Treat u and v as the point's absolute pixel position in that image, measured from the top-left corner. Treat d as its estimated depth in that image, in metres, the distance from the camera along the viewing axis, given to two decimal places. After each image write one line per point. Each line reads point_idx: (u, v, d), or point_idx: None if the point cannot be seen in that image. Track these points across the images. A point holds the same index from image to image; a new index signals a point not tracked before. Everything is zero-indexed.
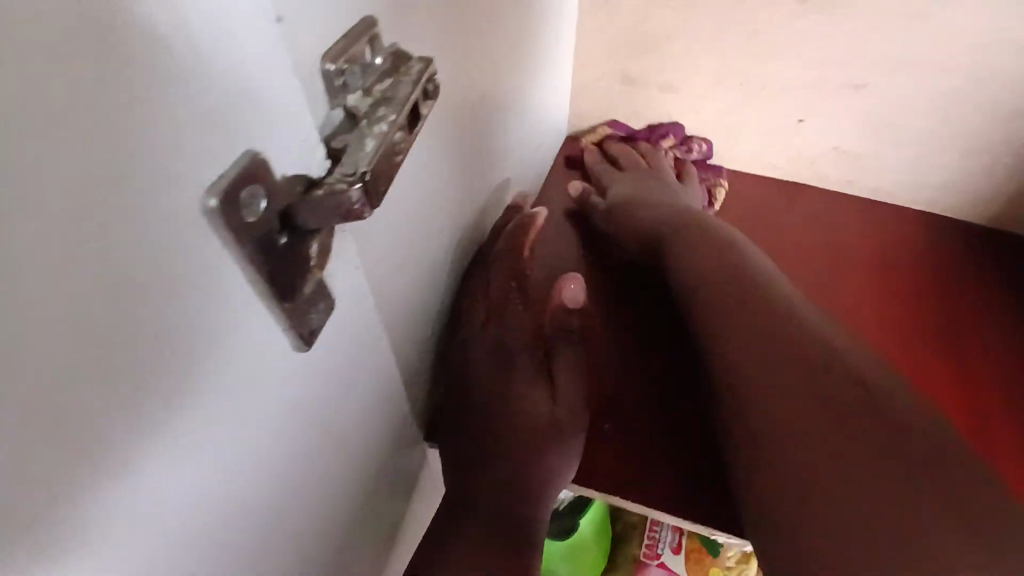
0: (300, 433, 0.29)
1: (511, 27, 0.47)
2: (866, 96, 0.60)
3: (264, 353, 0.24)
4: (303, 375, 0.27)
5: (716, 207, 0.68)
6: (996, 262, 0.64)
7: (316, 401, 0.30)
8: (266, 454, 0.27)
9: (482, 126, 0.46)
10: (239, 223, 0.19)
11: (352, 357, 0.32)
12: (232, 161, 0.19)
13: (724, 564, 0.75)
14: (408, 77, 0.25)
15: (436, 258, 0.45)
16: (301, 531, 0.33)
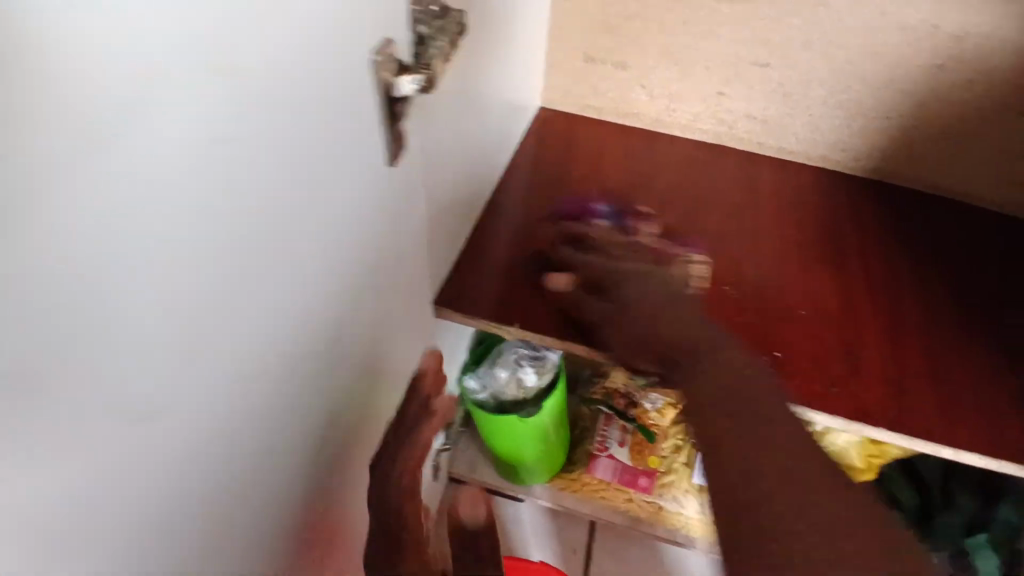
0: (362, 243, 0.48)
1: (499, 10, 0.65)
2: (770, 73, 0.79)
3: (344, 170, 0.42)
4: (372, 205, 0.47)
5: (656, 160, 0.85)
6: (869, 204, 0.83)
7: (375, 222, 0.49)
8: (351, 249, 0.46)
9: (474, 76, 0.63)
10: (375, 70, 0.40)
11: (390, 203, 0.50)
12: (375, 41, 0.39)
13: (661, 453, 0.92)
14: (450, 19, 0.42)
15: (444, 169, 0.61)
16: (341, 326, 0.48)
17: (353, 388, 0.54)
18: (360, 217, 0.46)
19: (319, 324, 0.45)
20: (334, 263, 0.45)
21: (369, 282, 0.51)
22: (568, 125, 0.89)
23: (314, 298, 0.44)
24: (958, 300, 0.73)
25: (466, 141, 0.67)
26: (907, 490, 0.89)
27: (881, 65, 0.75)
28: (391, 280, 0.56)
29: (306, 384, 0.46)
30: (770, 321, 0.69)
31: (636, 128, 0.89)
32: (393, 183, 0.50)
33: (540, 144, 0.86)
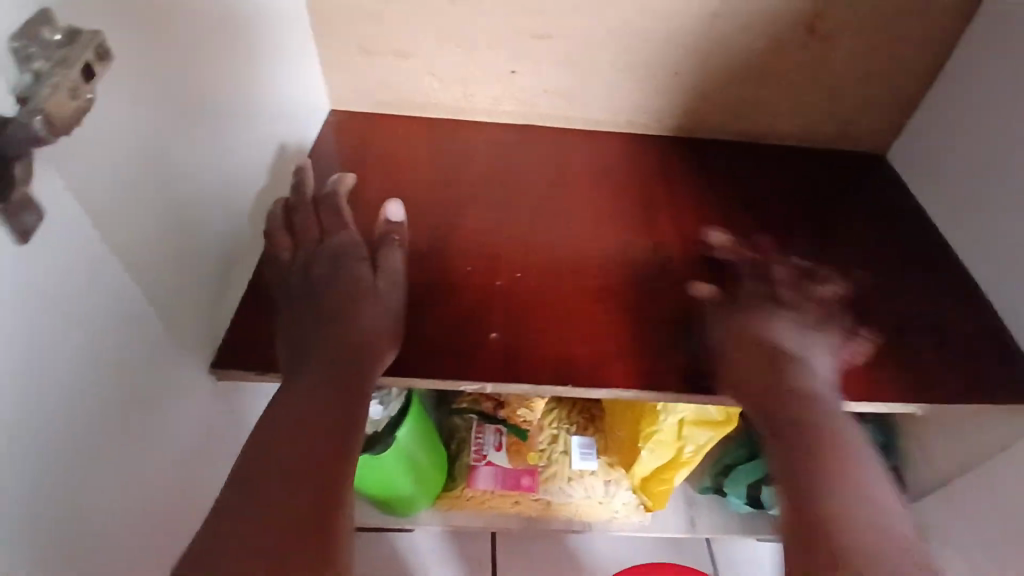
0: (59, 343, 0.37)
1: (235, 23, 0.57)
2: (553, 43, 0.76)
3: None
4: (49, 299, 0.36)
5: (464, 148, 0.81)
6: (680, 160, 0.84)
7: (75, 314, 0.38)
8: (29, 366, 0.35)
9: (221, 103, 0.56)
10: None
11: (91, 282, 0.39)
12: None
13: (539, 447, 0.89)
14: (79, 44, 0.33)
15: (203, 215, 0.53)
16: (69, 436, 0.39)
17: (123, 493, 0.45)
18: (70, 304, 0.38)
19: (29, 452, 0.36)
20: (12, 369, 0.34)
21: (107, 365, 0.42)
22: (366, 125, 0.82)
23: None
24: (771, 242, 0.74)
25: (235, 173, 0.59)
26: None
27: (657, 20, 0.74)
28: (149, 354, 0.47)
29: (27, 520, 0.37)
30: (593, 301, 0.66)
31: (439, 118, 0.84)
32: (115, 252, 0.42)
33: (335, 151, 0.79)
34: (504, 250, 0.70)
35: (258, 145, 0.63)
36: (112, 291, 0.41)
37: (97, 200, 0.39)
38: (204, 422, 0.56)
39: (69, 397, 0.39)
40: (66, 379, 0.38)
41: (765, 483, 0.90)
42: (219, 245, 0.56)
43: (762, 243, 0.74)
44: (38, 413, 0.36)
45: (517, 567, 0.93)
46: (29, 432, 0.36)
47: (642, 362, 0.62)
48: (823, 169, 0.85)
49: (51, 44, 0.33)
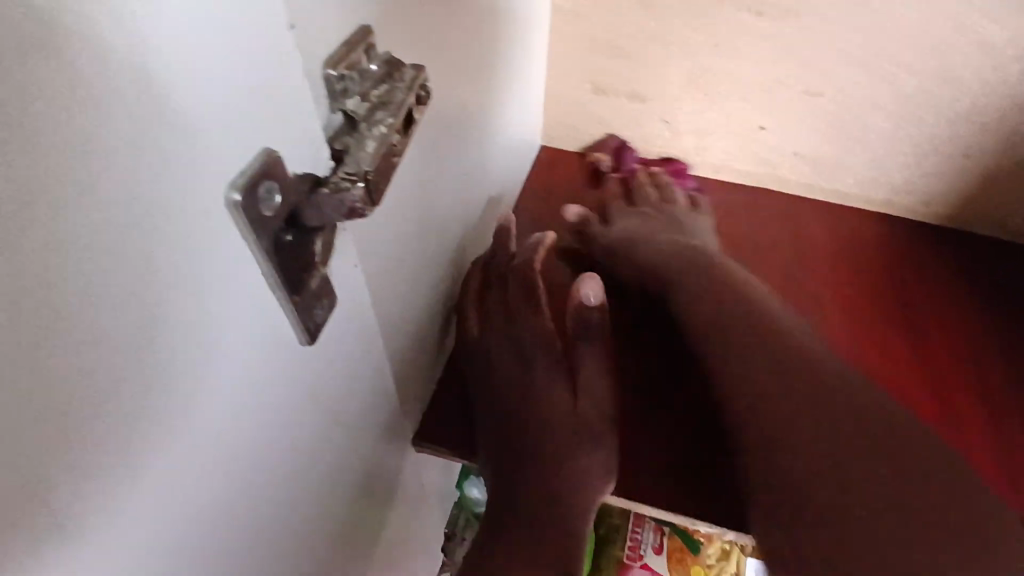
0: (304, 435, 0.30)
1: (496, 50, 0.50)
2: (821, 103, 0.64)
3: (270, 348, 0.25)
4: (309, 390, 0.29)
5: (689, 209, 0.70)
6: (952, 256, 0.68)
7: (326, 397, 0.31)
8: (276, 465, 0.29)
9: (473, 138, 0.49)
10: (256, 215, 0.21)
11: (347, 360, 0.33)
12: (251, 158, 0.20)
13: (706, 562, 0.76)
14: (402, 83, 0.26)
15: (434, 267, 0.46)
16: (290, 548, 0.32)
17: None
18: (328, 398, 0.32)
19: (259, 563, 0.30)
20: (262, 480, 0.28)
21: (339, 454, 0.36)
22: (580, 169, 0.74)
23: (243, 539, 0.27)
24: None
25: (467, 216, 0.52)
26: None
27: (963, 93, 0.60)
28: (368, 435, 0.40)
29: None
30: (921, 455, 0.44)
31: (659, 169, 0.74)
32: (373, 326, 0.35)
33: (546, 194, 0.71)
34: None
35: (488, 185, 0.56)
36: (362, 366, 0.35)
37: (373, 259, 0.33)
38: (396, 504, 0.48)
39: (303, 491, 0.32)
40: (305, 481, 0.32)
41: None
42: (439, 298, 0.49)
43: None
44: (275, 516, 0.30)
45: None
46: (263, 551, 0.30)
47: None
48: None
49: (370, 75, 0.26)
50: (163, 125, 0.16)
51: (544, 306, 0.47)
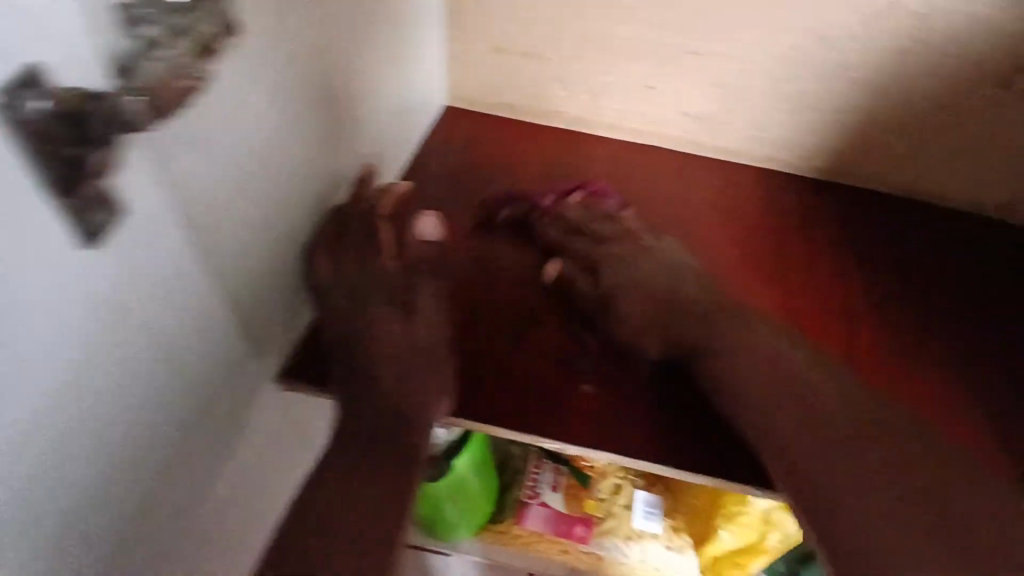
0: (114, 340, 0.35)
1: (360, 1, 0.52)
2: (704, 62, 0.67)
3: (44, 249, 0.29)
4: (110, 297, 0.34)
5: (582, 167, 0.72)
6: (828, 209, 0.72)
7: (139, 312, 0.36)
8: (81, 363, 0.33)
9: (324, 83, 0.49)
10: (20, 115, 0.26)
11: (165, 280, 0.37)
12: (13, 67, 0.26)
13: (598, 496, 0.82)
14: (200, 18, 0.33)
15: (284, 208, 0.48)
16: (100, 452, 0.36)
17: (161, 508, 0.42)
18: (130, 306, 0.35)
19: (65, 453, 0.33)
20: (61, 375, 0.32)
21: (162, 371, 0.39)
22: (480, 127, 0.75)
23: (42, 422, 0.32)
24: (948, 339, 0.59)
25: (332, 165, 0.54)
26: None
27: (831, 50, 0.64)
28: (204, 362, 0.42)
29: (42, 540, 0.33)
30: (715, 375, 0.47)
31: (558, 128, 0.76)
32: (190, 256, 0.39)
33: (444, 153, 0.72)
34: None
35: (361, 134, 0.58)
36: (181, 290, 0.39)
37: (184, 189, 0.37)
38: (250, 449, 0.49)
39: (121, 398, 0.36)
40: (121, 389, 0.36)
41: None
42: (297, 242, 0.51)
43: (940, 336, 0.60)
44: (83, 413, 0.34)
45: None
46: (63, 442, 0.33)
47: (771, 480, 0.49)
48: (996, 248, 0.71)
49: (165, 10, 0.31)
50: None
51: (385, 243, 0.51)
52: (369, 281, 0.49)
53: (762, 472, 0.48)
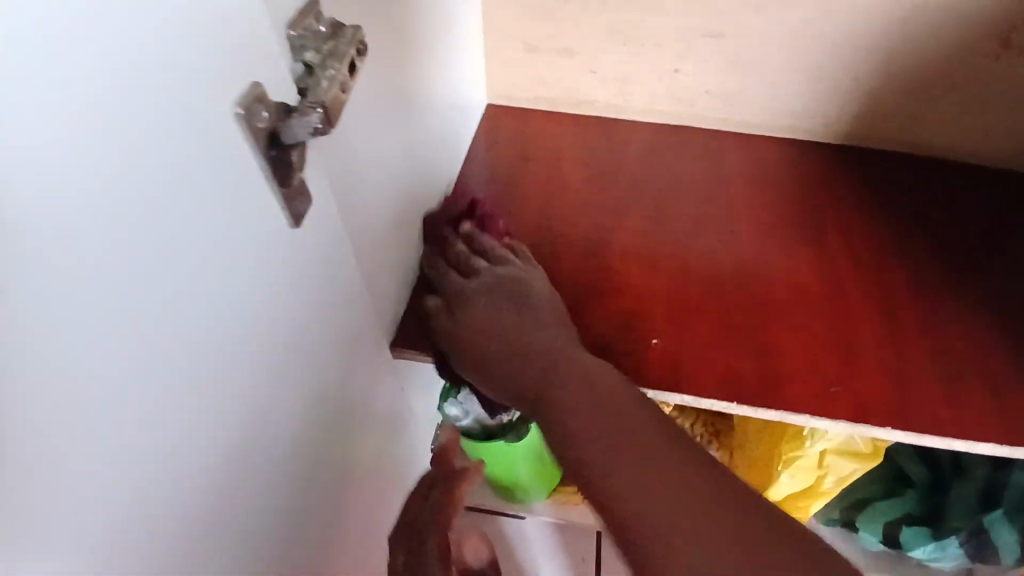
0: (295, 311, 0.42)
1: (427, 21, 0.59)
2: (724, 44, 0.73)
3: (264, 228, 0.36)
4: (294, 270, 0.40)
5: (619, 147, 0.79)
6: (848, 168, 0.78)
7: (302, 289, 0.42)
8: (278, 328, 0.40)
9: (407, 90, 0.57)
10: (251, 126, 0.32)
11: (326, 254, 0.45)
12: (242, 87, 0.32)
13: None
14: (344, 39, 0.37)
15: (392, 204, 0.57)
16: (288, 407, 0.43)
17: (324, 466, 0.51)
18: (311, 304, 0.44)
19: (273, 403, 0.41)
20: (264, 344, 0.39)
21: (315, 346, 0.46)
22: (521, 121, 0.83)
23: (260, 379, 0.39)
24: (960, 285, 0.66)
25: (416, 170, 0.62)
26: (918, 467, 0.85)
27: (842, 23, 0.70)
28: (341, 342, 0.50)
29: (265, 487, 0.42)
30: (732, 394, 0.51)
31: (591, 117, 0.83)
32: (343, 240, 0.47)
33: (490, 145, 0.79)
34: (664, 252, 0.65)
35: (432, 137, 0.65)
36: (332, 268, 0.46)
37: (340, 182, 0.45)
38: (364, 414, 0.58)
39: (297, 359, 0.43)
40: (297, 352, 0.43)
41: (904, 523, 0.85)
42: (395, 239, 0.59)
43: (962, 281, 0.66)
44: (276, 371, 0.41)
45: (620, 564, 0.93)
46: (270, 394, 0.40)
47: (827, 408, 0.55)
48: (1012, 189, 0.77)
49: (319, 35, 0.36)
50: (176, 58, 0.28)
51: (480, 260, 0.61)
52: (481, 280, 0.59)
53: (818, 401, 0.55)
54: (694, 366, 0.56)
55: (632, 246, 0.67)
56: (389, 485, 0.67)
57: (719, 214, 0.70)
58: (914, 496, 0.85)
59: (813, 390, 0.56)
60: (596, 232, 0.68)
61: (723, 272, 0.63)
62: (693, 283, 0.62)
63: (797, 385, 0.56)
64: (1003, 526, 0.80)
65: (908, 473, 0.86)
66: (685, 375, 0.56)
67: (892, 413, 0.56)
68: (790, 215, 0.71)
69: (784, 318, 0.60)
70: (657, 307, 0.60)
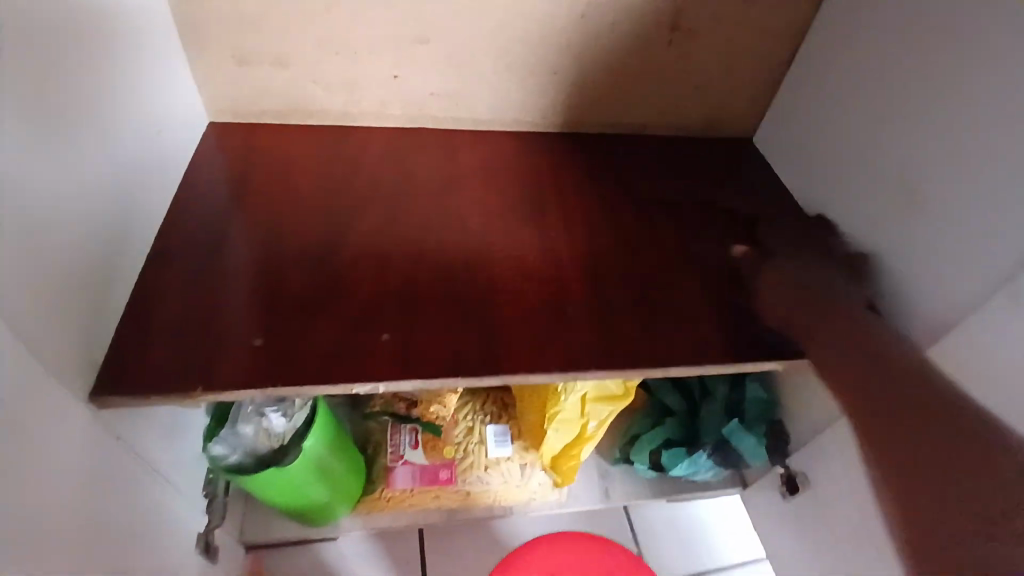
0: None
1: (100, 47, 0.55)
2: (433, 48, 0.78)
3: None
4: None
5: (355, 152, 0.80)
6: (569, 151, 0.88)
7: None
8: None
9: (80, 120, 0.52)
10: None
11: None
12: None
13: (454, 440, 0.94)
14: None
15: (78, 241, 0.52)
16: None
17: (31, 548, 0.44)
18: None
19: None
20: None
21: None
22: (250, 136, 0.81)
23: None
24: (657, 238, 0.77)
25: (113, 204, 0.57)
26: (674, 397, 1.01)
27: (530, 23, 0.77)
28: (23, 404, 0.44)
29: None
30: None
31: (325, 125, 0.83)
32: None
33: (217, 161, 0.76)
34: (395, 254, 0.68)
35: (133, 164, 0.61)
36: None
37: None
38: (88, 472, 0.52)
39: None
40: None
41: (664, 448, 0.98)
42: (92, 278, 0.54)
43: (660, 235, 0.77)
44: None
45: (441, 556, 0.94)
46: None
47: (545, 363, 0.62)
48: (697, 154, 0.91)
49: None
50: None
51: (215, 288, 0.62)
52: (208, 315, 0.59)
53: (536, 359, 0.62)
54: (418, 348, 0.60)
55: (368, 247, 0.68)
56: (149, 543, 0.61)
57: (452, 207, 0.75)
58: (673, 423, 0.99)
59: (527, 349, 0.62)
60: (331, 239, 0.69)
61: (450, 260, 0.68)
62: (424, 273, 0.67)
63: (512, 348, 0.62)
64: (740, 434, 0.93)
65: (669, 405, 1.02)
66: (408, 357, 0.59)
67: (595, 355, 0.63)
68: (517, 201, 0.78)
69: (507, 293, 0.67)
70: (392, 300, 0.64)
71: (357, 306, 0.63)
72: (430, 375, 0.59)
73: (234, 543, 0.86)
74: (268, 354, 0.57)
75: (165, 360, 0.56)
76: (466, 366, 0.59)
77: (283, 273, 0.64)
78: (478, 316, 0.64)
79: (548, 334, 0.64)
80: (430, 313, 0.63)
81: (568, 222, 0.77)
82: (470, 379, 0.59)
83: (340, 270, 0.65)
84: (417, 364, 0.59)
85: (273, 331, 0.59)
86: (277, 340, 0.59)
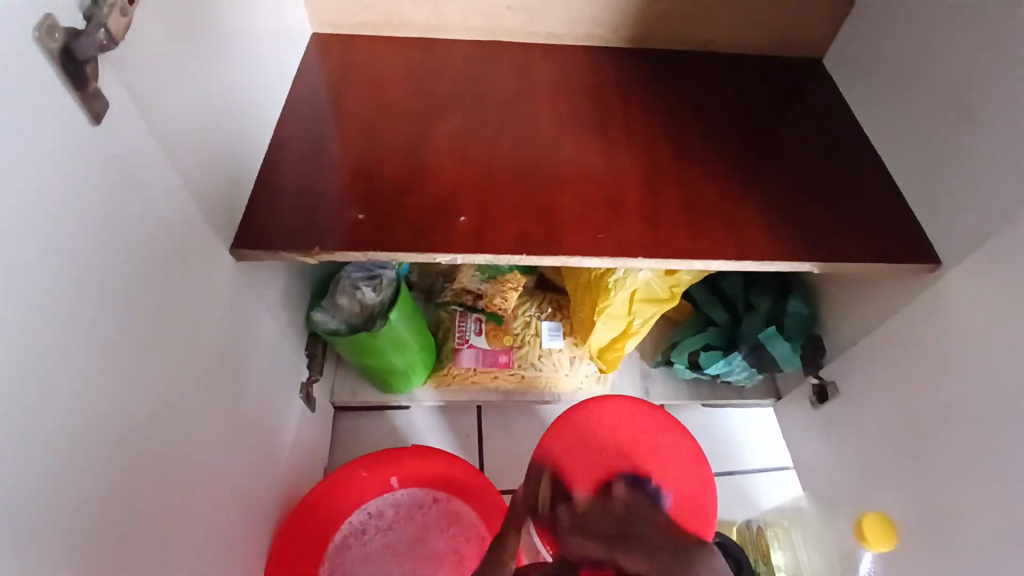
0: (125, 210, 0.48)
1: None
2: None
3: (70, 133, 0.41)
4: (115, 175, 0.46)
5: (438, 62, 0.89)
6: (635, 66, 0.93)
7: (131, 192, 0.49)
8: (108, 225, 0.46)
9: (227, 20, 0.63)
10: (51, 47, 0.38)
11: (147, 161, 0.50)
12: (36, 19, 0.38)
13: (513, 331, 1.06)
14: None
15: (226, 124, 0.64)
16: (131, 294, 0.50)
17: (184, 352, 0.58)
18: (128, 195, 0.48)
19: (113, 291, 0.47)
20: (99, 238, 0.45)
21: (155, 243, 0.52)
22: (347, 45, 0.90)
23: (92, 267, 0.45)
24: (713, 149, 0.83)
25: (248, 98, 0.69)
26: (717, 309, 1.08)
27: None
28: (185, 244, 0.57)
29: (103, 357, 0.47)
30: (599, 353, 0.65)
31: (412, 37, 0.92)
32: (174, 155, 0.54)
33: (320, 67, 0.86)
34: (472, 153, 0.77)
35: (260, 64, 0.72)
36: (162, 175, 0.53)
37: (160, 96, 0.51)
38: (226, 309, 0.66)
39: (134, 252, 0.50)
40: (131, 245, 0.49)
41: (703, 351, 1.07)
42: (235, 156, 0.66)
43: (714, 146, 0.83)
44: (113, 261, 0.47)
45: (497, 430, 1.07)
46: (107, 281, 0.47)
47: (598, 249, 0.71)
48: (761, 72, 0.94)
49: None
50: None
51: (322, 173, 0.73)
52: (317, 194, 0.71)
53: (590, 246, 0.71)
54: (489, 229, 0.70)
55: (449, 144, 0.78)
56: (263, 377, 0.76)
57: (524, 113, 0.83)
58: (715, 331, 1.07)
59: (583, 236, 0.71)
60: (417, 136, 0.78)
61: (519, 159, 0.77)
62: (496, 168, 0.76)
63: (570, 234, 0.71)
64: (776, 340, 1.00)
65: (712, 317, 1.09)
66: (480, 235, 0.70)
67: (643, 245, 0.72)
68: (582, 110, 0.85)
69: (568, 189, 0.75)
70: (468, 190, 0.74)
71: (437, 193, 0.73)
72: (498, 252, 0.69)
73: (326, 402, 1.02)
74: (366, 226, 0.69)
75: (285, 227, 0.68)
76: (529, 246, 0.69)
77: (378, 163, 0.75)
78: (542, 206, 0.73)
79: (603, 226, 0.73)
80: (500, 202, 0.73)
81: (629, 129, 0.83)
82: (532, 257, 0.70)
83: (424, 163, 0.75)
84: (487, 242, 0.69)
85: (370, 209, 0.71)
86: (373, 216, 0.70)
